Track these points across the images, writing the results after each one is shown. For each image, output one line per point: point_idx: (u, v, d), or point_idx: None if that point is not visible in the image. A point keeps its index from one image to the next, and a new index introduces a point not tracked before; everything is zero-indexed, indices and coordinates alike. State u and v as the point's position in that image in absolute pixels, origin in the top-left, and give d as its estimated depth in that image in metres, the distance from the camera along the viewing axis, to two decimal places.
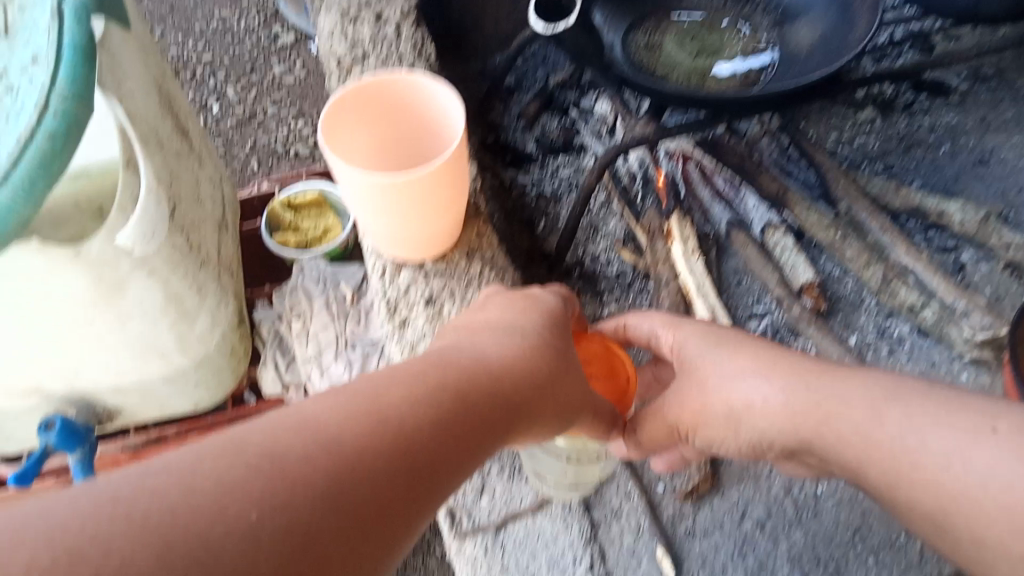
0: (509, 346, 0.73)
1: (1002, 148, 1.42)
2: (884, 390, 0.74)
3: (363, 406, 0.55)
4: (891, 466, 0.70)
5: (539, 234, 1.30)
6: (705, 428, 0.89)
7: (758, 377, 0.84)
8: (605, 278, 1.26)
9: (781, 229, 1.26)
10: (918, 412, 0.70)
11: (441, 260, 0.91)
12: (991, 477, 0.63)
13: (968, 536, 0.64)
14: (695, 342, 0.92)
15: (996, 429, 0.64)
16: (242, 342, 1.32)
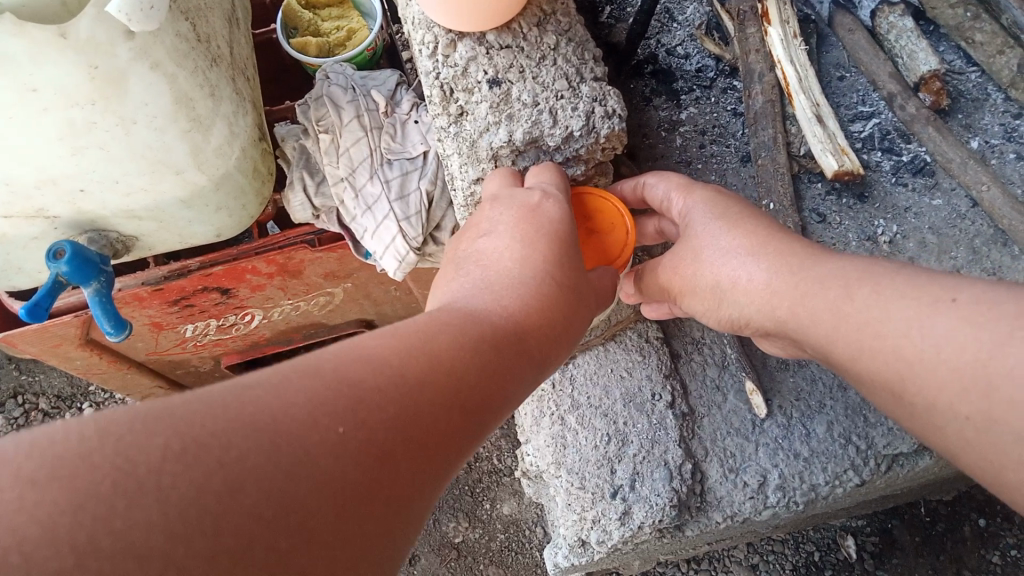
0: (529, 274, 0.57)
1: None
2: (862, 266, 0.60)
3: (410, 355, 0.44)
4: (855, 338, 0.57)
5: (602, 23, 1.11)
6: (690, 297, 0.72)
7: (743, 255, 0.66)
8: (683, 76, 1.09)
9: (897, 9, 1.05)
10: (886, 288, 0.57)
11: (505, 32, 0.73)
12: (942, 344, 0.51)
13: (922, 412, 0.53)
14: (696, 206, 0.71)
15: (955, 298, 0.52)
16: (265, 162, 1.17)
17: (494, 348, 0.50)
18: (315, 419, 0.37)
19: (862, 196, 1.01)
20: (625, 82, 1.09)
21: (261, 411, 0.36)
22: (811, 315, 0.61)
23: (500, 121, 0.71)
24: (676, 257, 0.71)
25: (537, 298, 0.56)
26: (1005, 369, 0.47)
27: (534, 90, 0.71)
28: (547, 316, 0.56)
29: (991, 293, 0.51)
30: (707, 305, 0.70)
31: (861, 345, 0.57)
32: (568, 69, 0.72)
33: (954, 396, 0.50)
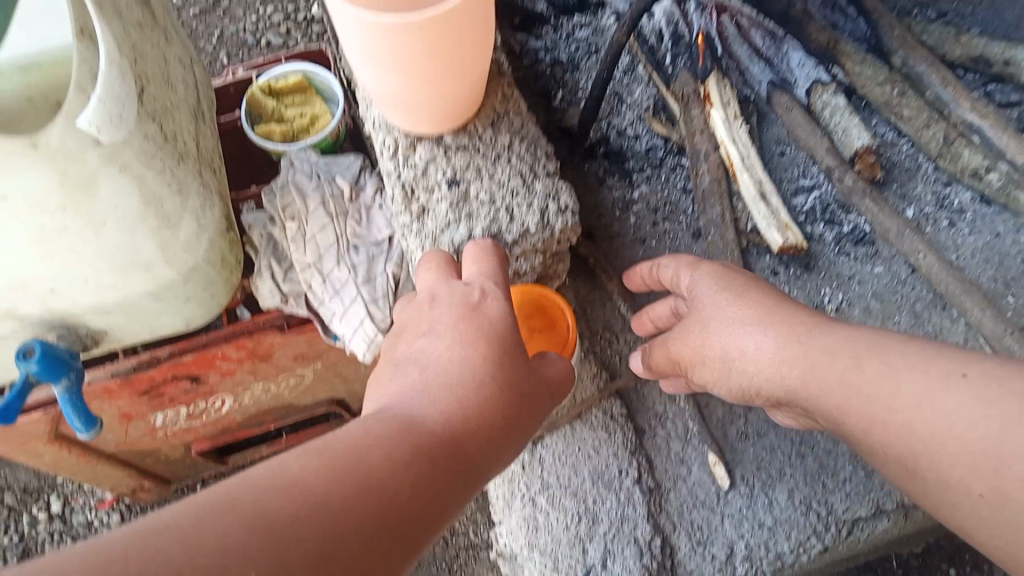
0: (464, 381, 0.60)
1: None
2: (869, 338, 0.68)
3: (336, 480, 0.46)
4: (867, 411, 0.64)
5: (555, 108, 1.17)
6: (700, 368, 0.81)
7: (750, 325, 0.76)
8: (635, 155, 1.15)
9: (831, 87, 1.12)
10: (896, 360, 0.64)
11: (461, 132, 0.77)
12: (953, 421, 0.57)
13: (934, 484, 0.59)
14: (706, 283, 0.82)
15: (965, 374, 0.59)
16: (233, 250, 1.20)
17: (427, 463, 0.52)
18: (234, 556, 0.39)
19: (808, 267, 1.07)
20: (579, 163, 1.15)
21: (174, 555, 0.38)
22: (823, 386, 0.68)
23: (460, 218, 0.75)
24: (689, 330, 0.81)
25: (470, 406, 0.58)
26: (1016, 450, 0.53)
27: (491, 189, 0.75)
28: (481, 421, 0.58)
29: (997, 372, 0.57)
30: (718, 375, 0.79)
31: (871, 417, 0.64)
32: (523, 167, 0.76)
33: (967, 472, 0.56)
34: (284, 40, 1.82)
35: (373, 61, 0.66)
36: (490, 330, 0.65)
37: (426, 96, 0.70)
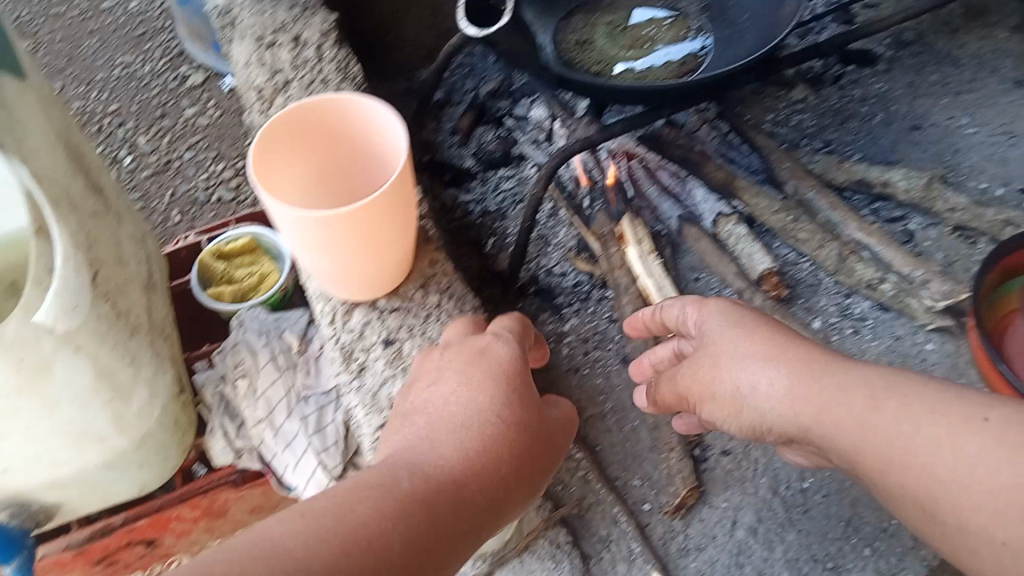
0: (470, 432, 0.67)
1: (931, 111, 1.42)
2: (889, 379, 0.72)
3: (333, 552, 0.55)
4: (886, 453, 0.68)
5: (488, 254, 1.27)
6: (710, 405, 0.84)
7: (761, 363, 0.79)
8: (563, 291, 1.24)
9: (733, 218, 1.23)
10: (915, 404, 0.68)
11: (393, 296, 0.85)
12: (976, 464, 0.62)
13: (953, 527, 0.64)
14: (717, 321, 0.85)
15: (987, 419, 0.64)
16: (188, 411, 1.25)
17: (420, 528, 0.60)
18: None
19: None
20: (513, 302, 1.23)
21: None
22: (845, 425, 0.72)
23: (395, 374, 0.81)
24: (700, 366, 0.84)
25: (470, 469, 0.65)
26: None
27: (422, 346, 0.82)
28: (483, 463, 0.66)
29: (1014, 419, 0.62)
30: (727, 412, 0.82)
31: (889, 459, 0.68)
32: (451, 323, 0.84)
33: (990, 519, 0.61)
34: (235, 194, 1.85)
35: (321, 249, 0.74)
36: (496, 387, 0.71)
37: (378, 257, 0.78)
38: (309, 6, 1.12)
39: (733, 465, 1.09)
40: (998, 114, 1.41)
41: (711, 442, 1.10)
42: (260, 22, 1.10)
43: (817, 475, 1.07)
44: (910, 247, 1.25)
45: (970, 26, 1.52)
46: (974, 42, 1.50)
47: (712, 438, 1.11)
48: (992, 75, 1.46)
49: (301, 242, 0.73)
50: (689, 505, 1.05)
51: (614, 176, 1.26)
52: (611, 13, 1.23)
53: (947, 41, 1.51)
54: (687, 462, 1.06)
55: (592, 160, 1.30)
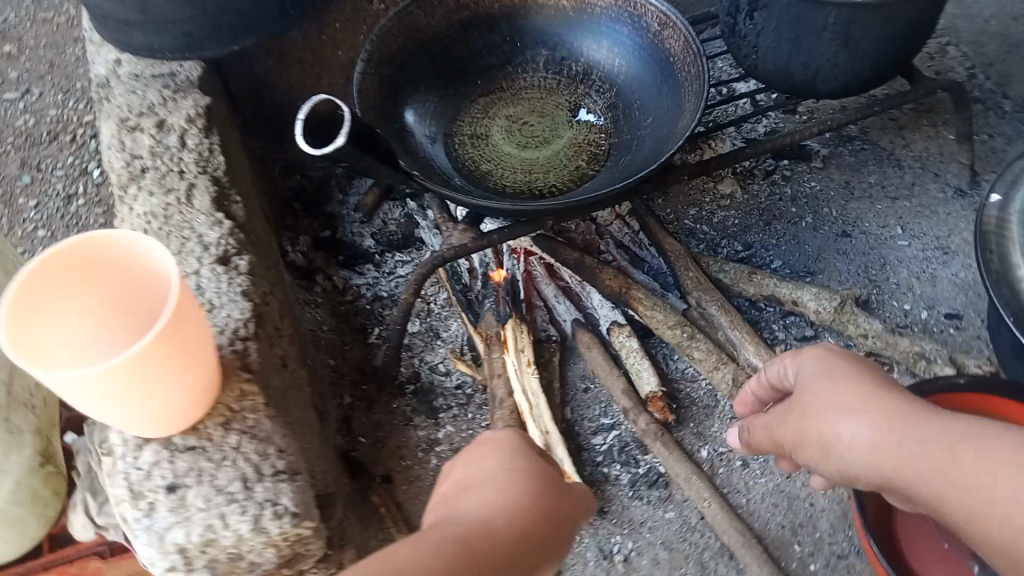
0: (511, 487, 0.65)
1: (864, 217, 1.36)
2: (964, 428, 0.62)
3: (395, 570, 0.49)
4: (969, 505, 0.59)
5: (371, 343, 1.22)
6: (804, 454, 0.73)
7: (855, 413, 0.68)
8: (443, 393, 1.18)
9: (627, 329, 1.17)
10: (1004, 455, 0.58)
11: (191, 433, 0.79)
12: None
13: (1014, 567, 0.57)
14: (812, 368, 0.75)
15: None
16: (52, 477, 1.13)
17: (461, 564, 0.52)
18: None
19: (601, 511, 1.08)
20: (388, 401, 1.17)
21: None
22: (923, 478, 0.62)
23: (177, 523, 0.76)
24: (790, 412, 0.75)
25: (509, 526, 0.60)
26: None
27: (207, 495, 0.77)
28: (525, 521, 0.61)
29: None
30: (817, 458, 0.71)
31: (979, 512, 0.58)
32: (247, 469, 0.78)
33: None
34: None
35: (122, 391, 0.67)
36: (527, 467, 0.70)
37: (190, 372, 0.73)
38: (182, 89, 1.08)
39: None
40: (935, 225, 1.34)
41: None
42: (129, 103, 1.05)
43: None
44: None
45: (919, 123, 1.45)
46: (919, 143, 1.43)
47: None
48: (935, 181, 1.38)
49: (95, 393, 0.66)
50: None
51: (506, 273, 1.19)
52: (513, 106, 1.21)
53: (891, 138, 1.45)
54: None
55: (493, 256, 1.21)
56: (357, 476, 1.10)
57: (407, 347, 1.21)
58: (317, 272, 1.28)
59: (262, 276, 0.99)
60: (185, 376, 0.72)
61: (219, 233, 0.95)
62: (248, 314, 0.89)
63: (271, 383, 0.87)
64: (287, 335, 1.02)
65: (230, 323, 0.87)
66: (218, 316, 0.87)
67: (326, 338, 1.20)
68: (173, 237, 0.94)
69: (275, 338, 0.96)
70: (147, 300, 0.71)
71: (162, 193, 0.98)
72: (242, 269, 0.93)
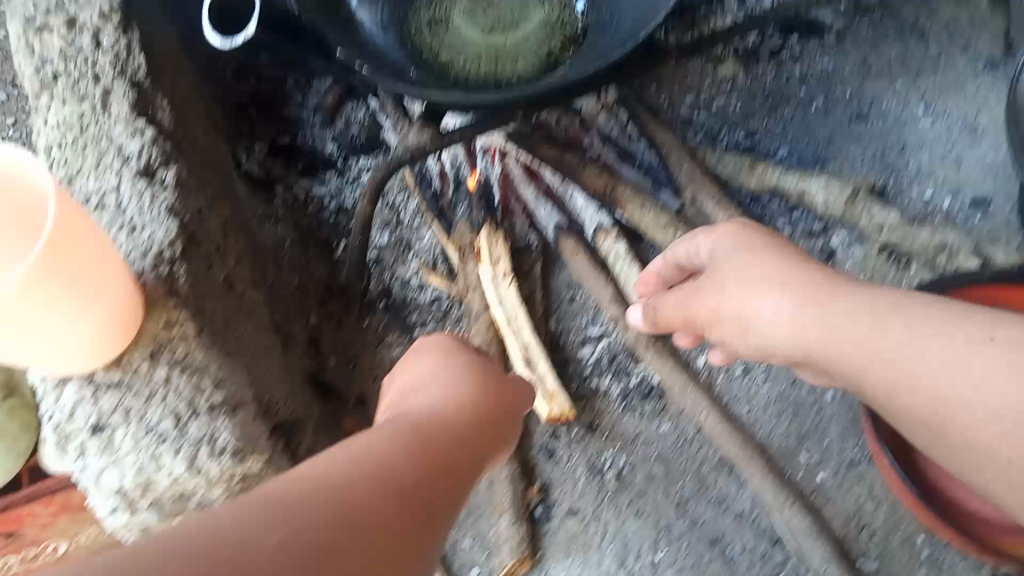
0: (460, 380, 0.69)
1: (882, 96, 1.21)
2: (881, 299, 0.67)
3: (397, 445, 0.52)
4: (893, 378, 0.64)
5: (337, 259, 1.12)
6: (716, 328, 0.81)
7: (767, 290, 0.74)
8: (417, 308, 1.09)
9: (614, 233, 1.06)
10: (919, 325, 0.64)
11: (113, 369, 0.69)
12: (945, 368, 0.61)
13: (963, 448, 0.61)
14: (724, 247, 0.81)
15: (994, 338, 0.59)
16: (21, 414, 0.89)
17: (412, 443, 0.53)
18: (342, 481, 0.44)
19: (591, 426, 1.00)
20: (358, 319, 1.09)
21: (316, 486, 0.43)
22: (838, 347, 0.67)
23: (108, 466, 0.68)
24: (701, 292, 0.81)
25: (453, 412, 0.62)
26: None
27: (137, 434, 0.68)
28: (478, 403, 0.66)
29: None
30: (733, 332, 0.79)
31: (899, 383, 0.63)
32: (179, 405, 0.70)
33: (994, 436, 0.58)
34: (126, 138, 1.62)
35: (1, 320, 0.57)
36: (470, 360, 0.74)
37: (93, 296, 0.63)
38: None
39: (579, 527, 0.95)
40: (962, 102, 1.19)
41: (557, 499, 0.97)
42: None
43: (673, 545, 0.93)
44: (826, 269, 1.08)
45: None
46: (948, 11, 1.25)
47: (560, 495, 0.97)
48: (964, 54, 1.22)
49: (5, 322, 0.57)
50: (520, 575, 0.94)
51: (478, 179, 1.10)
52: None
53: (916, 7, 1.27)
54: (519, 527, 0.93)
55: (463, 157, 1.12)
56: (328, 399, 1.02)
57: (376, 261, 1.12)
58: (276, 183, 1.18)
59: (196, 190, 0.87)
60: (103, 297, 0.64)
61: (140, 142, 0.84)
62: (173, 232, 0.78)
63: (208, 309, 0.78)
64: (233, 253, 0.92)
65: (155, 245, 0.77)
66: (140, 237, 0.77)
67: (288, 255, 1.10)
68: (90, 150, 0.83)
69: (215, 259, 0.86)
70: (37, 220, 0.62)
71: (76, 100, 0.86)
72: (168, 184, 0.82)
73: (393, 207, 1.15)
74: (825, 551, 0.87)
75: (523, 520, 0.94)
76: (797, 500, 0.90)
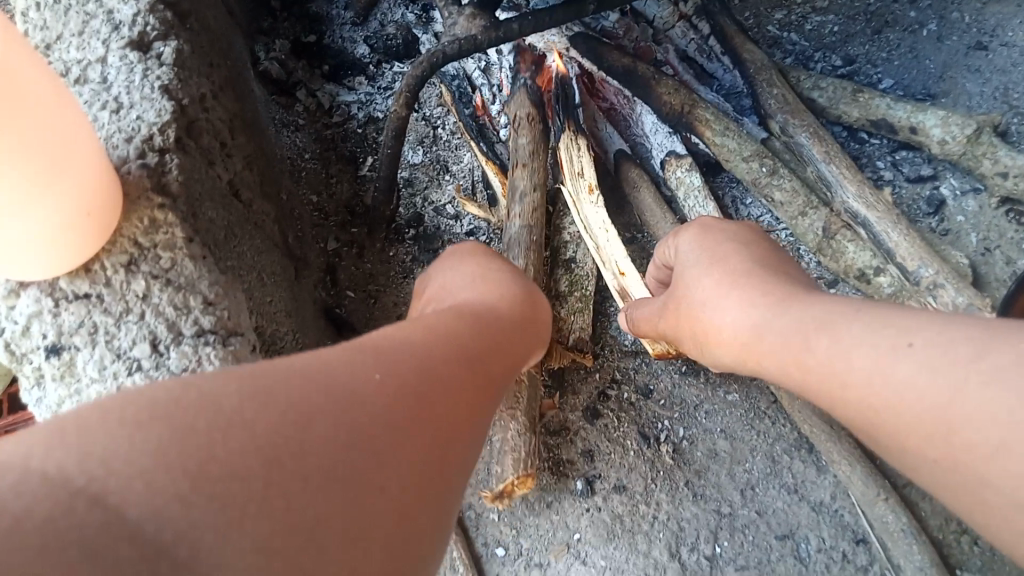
0: (493, 291, 0.62)
1: (1007, 24, 1.03)
2: (826, 308, 0.53)
3: (439, 343, 0.45)
4: (826, 394, 0.51)
5: (362, 178, 0.97)
6: (683, 335, 0.69)
7: (727, 290, 0.62)
8: (450, 239, 0.94)
9: (686, 161, 0.90)
10: (845, 332, 0.50)
11: (82, 276, 0.56)
12: (873, 380, 0.47)
13: (897, 453, 0.47)
14: (693, 249, 0.69)
15: (912, 342, 0.46)
16: None
17: (455, 346, 0.47)
18: (358, 368, 0.38)
19: (648, 392, 0.86)
20: (383, 247, 0.94)
21: (328, 377, 0.36)
22: (786, 366, 0.55)
23: (67, 397, 0.54)
24: (670, 302, 0.69)
25: (500, 323, 0.55)
26: (967, 413, 0.41)
27: (102, 361, 0.54)
28: (516, 313, 0.59)
29: (948, 331, 0.45)
30: (697, 341, 0.66)
31: (832, 399, 0.51)
32: (157, 326, 0.56)
33: (921, 438, 0.44)
34: None
35: None
36: (505, 270, 0.67)
37: (59, 175, 0.48)
38: None
39: (628, 508, 0.80)
40: None
41: (603, 473, 0.82)
42: None
43: (736, 535, 0.79)
44: (931, 224, 0.92)
45: None
46: None
47: (607, 468, 0.82)
48: None
49: None
50: (519, 493, 0.76)
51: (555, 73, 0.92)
52: None
53: None
54: (529, 439, 0.76)
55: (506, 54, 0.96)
56: (342, 337, 0.88)
57: (407, 181, 0.98)
58: (297, 87, 1.02)
59: (199, 73, 0.73)
60: (59, 171, 0.48)
61: (135, 8, 0.69)
62: (170, 117, 0.64)
63: (206, 215, 0.65)
64: (241, 156, 0.78)
65: (143, 128, 0.62)
66: (126, 117, 0.63)
67: (307, 168, 0.98)
68: (74, 12, 0.68)
69: (217, 156, 0.72)
70: None
71: None
72: (166, 59, 0.68)
73: (429, 120, 1.01)
74: (927, 555, 0.72)
75: (533, 433, 0.78)
76: (891, 492, 0.75)
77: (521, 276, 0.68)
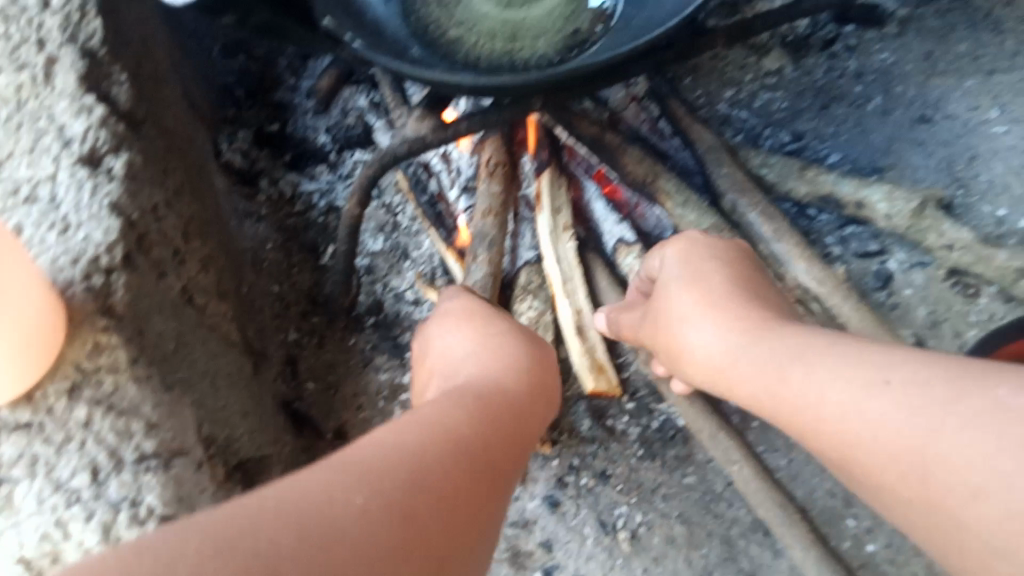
0: (490, 365, 0.66)
1: (950, 96, 1.06)
2: (814, 344, 0.58)
3: (441, 443, 0.50)
4: (802, 425, 0.56)
5: (323, 266, 0.99)
6: (672, 356, 0.73)
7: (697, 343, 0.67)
8: (410, 325, 0.96)
9: (637, 247, 0.94)
10: (820, 368, 0.55)
11: (22, 404, 0.57)
12: (845, 416, 0.52)
13: (869, 488, 0.51)
14: (689, 274, 0.73)
15: (889, 380, 0.50)
16: None
17: (455, 443, 0.51)
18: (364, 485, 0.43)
19: (605, 475, 0.87)
20: (344, 335, 0.96)
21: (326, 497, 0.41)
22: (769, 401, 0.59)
23: (7, 527, 0.54)
24: (657, 325, 0.74)
25: (491, 404, 0.60)
26: (942, 454, 0.45)
27: (42, 493, 0.55)
28: (515, 396, 0.63)
29: (922, 372, 0.49)
30: (689, 365, 0.70)
31: (807, 431, 0.56)
32: (98, 455, 0.57)
33: (895, 477, 0.48)
34: None
35: None
36: (494, 337, 0.71)
37: None
38: None
39: None
40: None
41: (562, 561, 0.82)
42: None
43: None
44: (878, 298, 0.94)
45: None
46: None
47: (565, 556, 0.83)
48: None
49: None
50: None
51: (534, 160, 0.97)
52: None
53: None
54: None
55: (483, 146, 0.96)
56: (301, 431, 0.89)
57: (367, 269, 1.00)
58: (259, 177, 1.04)
59: (152, 182, 0.74)
60: None
61: (86, 123, 0.70)
62: (114, 238, 0.65)
63: (154, 329, 0.67)
64: (197, 259, 0.79)
65: (88, 249, 0.64)
66: (73, 238, 0.64)
67: (269, 259, 0.98)
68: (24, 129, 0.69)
69: (169, 265, 0.73)
70: None
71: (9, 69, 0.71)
72: (116, 174, 0.69)
73: (389, 207, 1.03)
74: None
75: None
76: None
77: (516, 343, 0.71)
